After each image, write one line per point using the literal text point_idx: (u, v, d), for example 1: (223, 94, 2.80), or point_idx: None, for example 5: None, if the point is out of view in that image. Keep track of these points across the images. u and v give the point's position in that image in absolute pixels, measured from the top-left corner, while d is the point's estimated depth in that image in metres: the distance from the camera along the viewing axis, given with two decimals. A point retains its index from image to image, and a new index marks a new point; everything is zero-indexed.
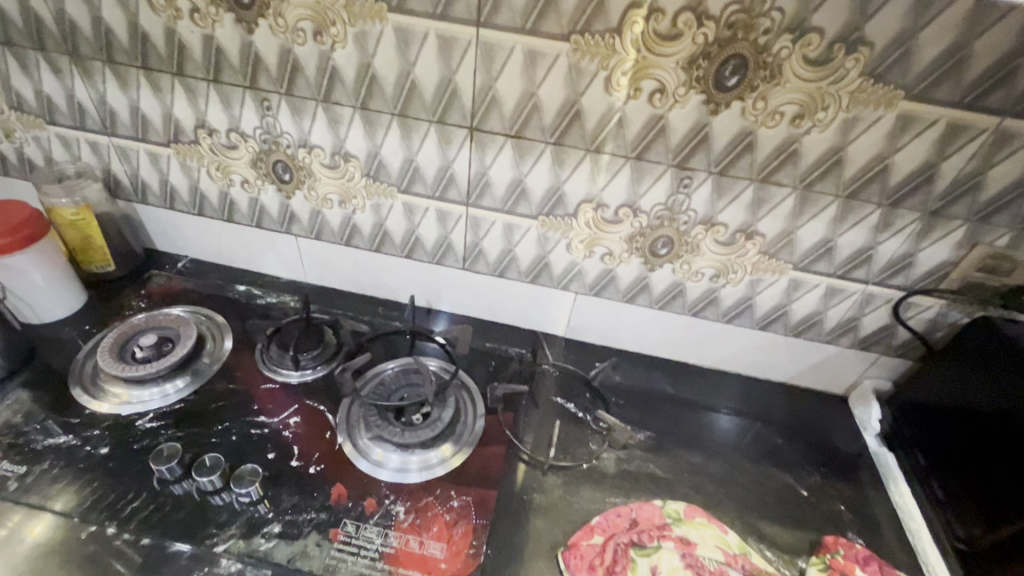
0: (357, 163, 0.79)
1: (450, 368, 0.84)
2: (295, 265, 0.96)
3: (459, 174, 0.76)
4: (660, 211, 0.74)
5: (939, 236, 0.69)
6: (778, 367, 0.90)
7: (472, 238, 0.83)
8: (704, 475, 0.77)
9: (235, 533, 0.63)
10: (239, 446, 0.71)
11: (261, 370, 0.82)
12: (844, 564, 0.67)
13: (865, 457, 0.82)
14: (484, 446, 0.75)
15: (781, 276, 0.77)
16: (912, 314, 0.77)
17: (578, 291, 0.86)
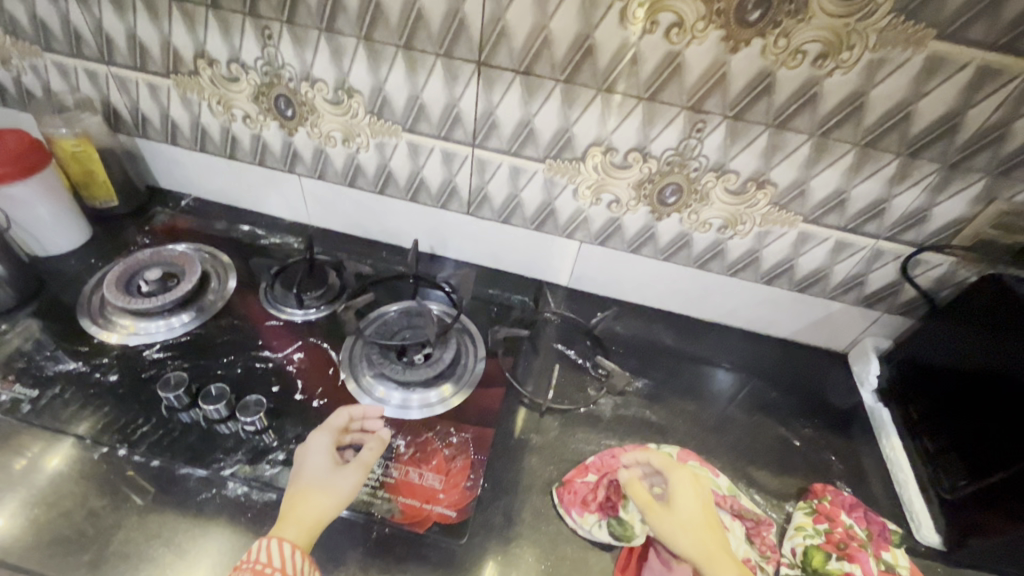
0: (361, 99, 0.77)
1: (452, 312, 0.84)
2: (298, 206, 0.96)
3: (466, 113, 0.74)
4: (671, 156, 0.72)
5: (956, 189, 0.67)
6: (781, 323, 0.90)
7: (478, 181, 0.82)
8: (699, 423, 0.78)
9: (241, 458, 0.65)
10: (244, 379, 0.73)
11: (266, 307, 0.82)
12: (829, 508, 0.67)
13: (859, 412, 0.83)
14: (485, 388, 0.76)
15: (790, 229, 0.76)
16: (920, 271, 0.76)
17: (583, 240, 0.86)
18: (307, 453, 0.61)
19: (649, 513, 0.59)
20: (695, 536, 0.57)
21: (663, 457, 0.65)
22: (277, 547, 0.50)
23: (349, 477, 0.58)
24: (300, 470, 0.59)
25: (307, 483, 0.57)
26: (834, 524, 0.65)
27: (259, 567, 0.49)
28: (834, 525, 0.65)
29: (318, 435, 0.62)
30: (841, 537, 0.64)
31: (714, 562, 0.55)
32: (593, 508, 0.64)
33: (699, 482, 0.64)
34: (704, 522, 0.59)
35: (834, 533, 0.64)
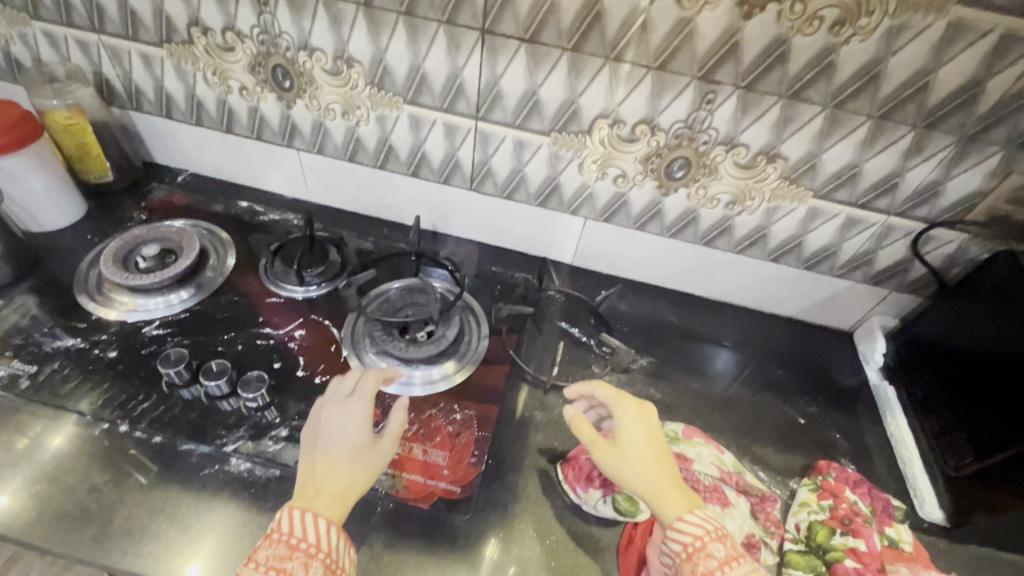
0: (361, 69, 0.75)
1: (455, 289, 0.83)
2: (297, 181, 0.94)
3: (469, 84, 0.72)
4: (680, 129, 0.70)
5: (971, 163, 0.65)
6: (787, 301, 0.89)
7: (481, 155, 0.80)
8: (704, 400, 0.78)
9: (244, 435, 0.64)
10: (245, 356, 0.72)
11: (265, 285, 0.81)
12: (834, 485, 0.67)
13: (864, 391, 0.83)
14: (489, 365, 0.75)
15: (800, 204, 0.74)
16: (931, 249, 0.75)
17: (588, 216, 0.84)
18: (339, 417, 0.57)
19: (594, 449, 0.57)
20: (640, 469, 0.55)
21: (609, 390, 0.62)
22: (312, 522, 0.49)
23: (385, 451, 0.56)
24: (332, 436, 0.56)
25: (343, 452, 0.54)
26: (839, 500, 0.65)
27: (295, 542, 0.48)
28: (838, 501, 0.65)
29: (351, 400, 0.59)
30: (846, 513, 0.64)
31: (661, 497, 0.53)
32: (597, 484, 0.63)
33: (648, 413, 0.60)
34: (651, 455, 0.56)
35: (838, 509, 0.64)
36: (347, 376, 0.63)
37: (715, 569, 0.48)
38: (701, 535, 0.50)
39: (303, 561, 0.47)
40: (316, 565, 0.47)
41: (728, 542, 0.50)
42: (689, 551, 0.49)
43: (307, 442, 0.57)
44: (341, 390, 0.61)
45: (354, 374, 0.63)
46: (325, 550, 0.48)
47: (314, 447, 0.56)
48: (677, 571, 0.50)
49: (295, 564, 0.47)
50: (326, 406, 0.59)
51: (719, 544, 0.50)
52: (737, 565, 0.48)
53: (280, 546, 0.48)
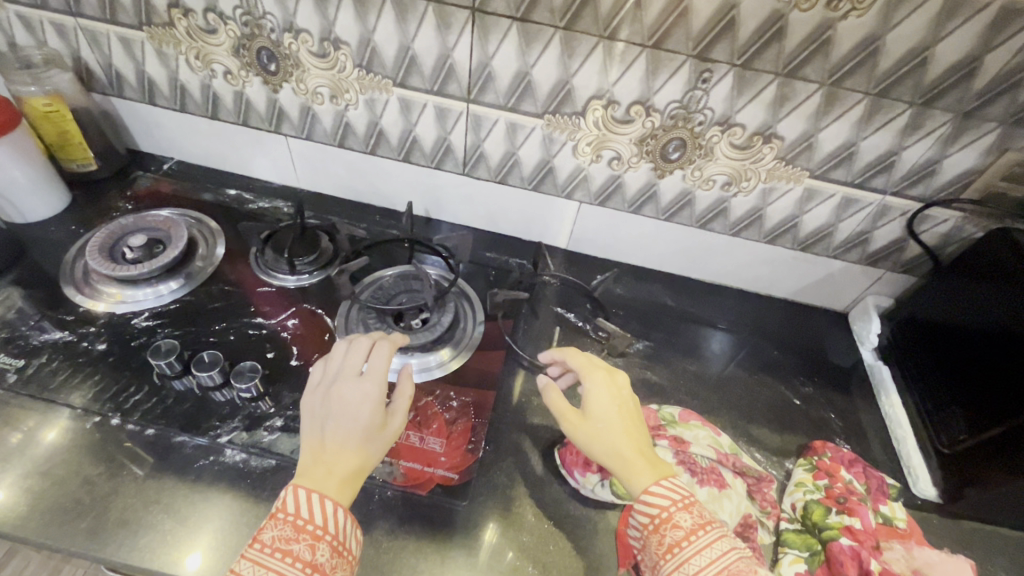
0: (348, 51, 0.73)
1: (449, 276, 0.82)
2: (286, 168, 0.92)
3: (460, 65, 0.70)
4: (675, 109, 0.69)
5: (968, 141, 0.65)
6: (782, 283, 0.89)
7: (473, 139, 0.79)
8: (700, 382, 0.78)
9: (238, 425, 0.64)
10: (237, 346, 0.71)
11: (256, 274, 0.80)
12: (829, 465, 0.68)
13: (859, 370, 0.83)
14: (485, 351, 0.75)
15: (796, 184, 0.74)
16: (925, 228, 0.75)
17: (583, 200, 0.83)
18: (352, 397, 0.54)
19: (562, 421, 0.55)
20: (607, 440, 0.53)
21: (580, 360, 0.60)
22: (319, 504, 0.48)
23: (395, 433, 0.55)
24: (343, 415, 0.54)
25: (355, 434, 0.53)
26: (834, 480, 0.66)
27: (302, 524, 0.47)
28: (834, 480, 0.66)
29: (363, 379, 0.56)
30: (841, 491, 0.65)
31: (629, 468, 0.51)
32: (595, 468, 0.63)
33: (618, 381, 0.58)
34: (621, 424, 0.54)
35: (833, 487, 0.65)
36: (356, 350, 0.59)
37: (681, 540, 0.46)
38: (668, 505, 0.48)
39: (310, 543, 0.46)
40: (323, 548, 0.46)
41: (696, 511, 0.48)
42: (656, 523, 0.48)
43: (314, 417, 0.54)
44: (352, 365, 0.58)
45: (364, 349, 0.59)
46: (332, 532, 0.47)
47: (322, 426, 0.53)
48: (645, 544, 0.49)
49: (301, 547, 0.46)
50: (336, 382, 0.56)
51: (686, 513, 0.47)
52: (703, 535, 0.46)
53: (286, 527, 0.46)
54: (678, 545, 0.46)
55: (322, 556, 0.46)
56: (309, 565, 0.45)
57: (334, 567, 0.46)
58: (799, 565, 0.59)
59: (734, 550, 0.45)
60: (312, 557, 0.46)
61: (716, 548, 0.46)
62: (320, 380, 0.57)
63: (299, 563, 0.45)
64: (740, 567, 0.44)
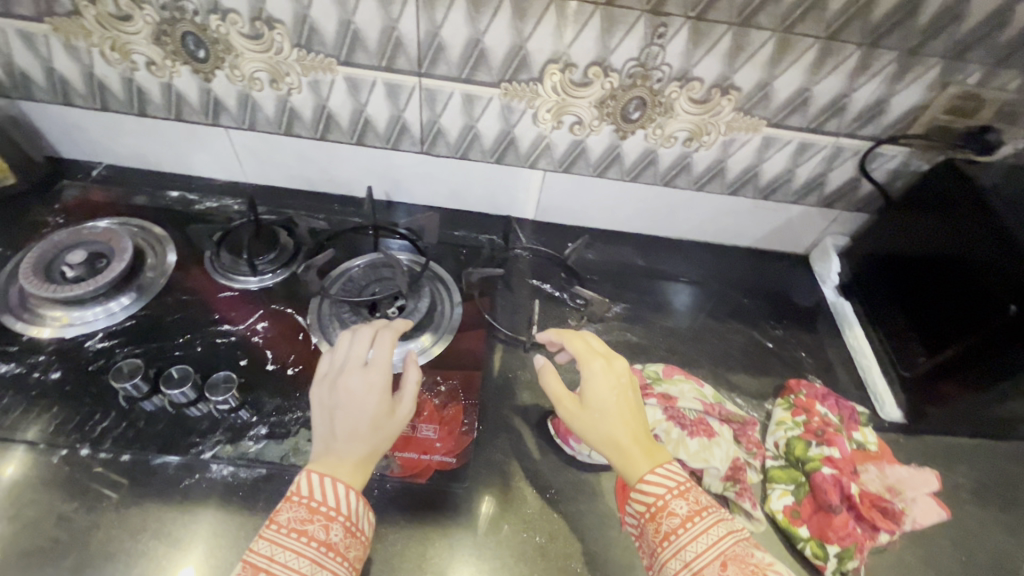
0: (284, 30, 0.68)
1: (420, 260, 0.79)
2: (231, 163, 0.86)
3: (408, 37, 0.67)
4: (633, 68, 0.68)
5: (913, 78, 0.67)
6: (746, 232, 0.91)
7: (429, 115, 0.76)
8: (677, 336, 0.80)
9: (221, 439, 0.61)
10: (206, 357, 0.67)
11: (215, 279, 0.75)
12: (806, 401, 0.71)
13: (823, 308, 0.87)
14: (466, 332, 0.74)
15: (755, 134, 0.75)
16: (877, 165, 0.78)
17: (547, 168, 0.82)
18: (358, 388, 0.53)
19: (558, 406, 0.56)
20: (603, 428, 0.53)
21: (579, 346, 0.59)
22: (331, 487, 0.47)
23: (404, 420, 0.53)
24: (349, 405, 0.52)
25: (362, 423, 0.51)
26: (811, 414, 0.69)
27: (316, 506, 0.46)
28: (811, 415, 0.69)
29: (369, 368, 0.54)
30: (818, 424, 0.68)
31: (624, 457, 0.51)
32: None
33: (618, 368, 0.57)
34: (619, 413, 0.53)
35: (811, 422, 0.68)
36: (360, 339, 0.57)
37: (677, 528, 0.46)
38: (663, 494, 0.48)
39: (324, 524, 0.46)
40: (337, 529, 0.46)
41: (692, 497, 0.48)
42: (652, 512, 0.48)
43: (322, 408, 0.53)
44: (357, 355, 0.56)
45: (368, 337, 0.57)
46: (345, 514, 0.47)
47: (330, 415, 0.52)
48: (642, 532, 0.49)
49: (315, 528, 0.46)
50: (341, 373, 0.54)
51: (682, 501, 0.48)
52: (699, 521, 0.47)
53: (301, 509, 0.46)
54: (675, 533, 0.46)
55: (335, 537, 0.46)
56: (325, 544, 0.45)
57: (349, 548, 0.46)
58: (787, 498, 0.63)
59: (731, 534, 0.46)
60: (327, 538, 0.46)
61: (713, 533, 0.46)
62: (326, 371, 0.56)
63: (314, 542, 0.45)
64: (736, 550, 0.45)
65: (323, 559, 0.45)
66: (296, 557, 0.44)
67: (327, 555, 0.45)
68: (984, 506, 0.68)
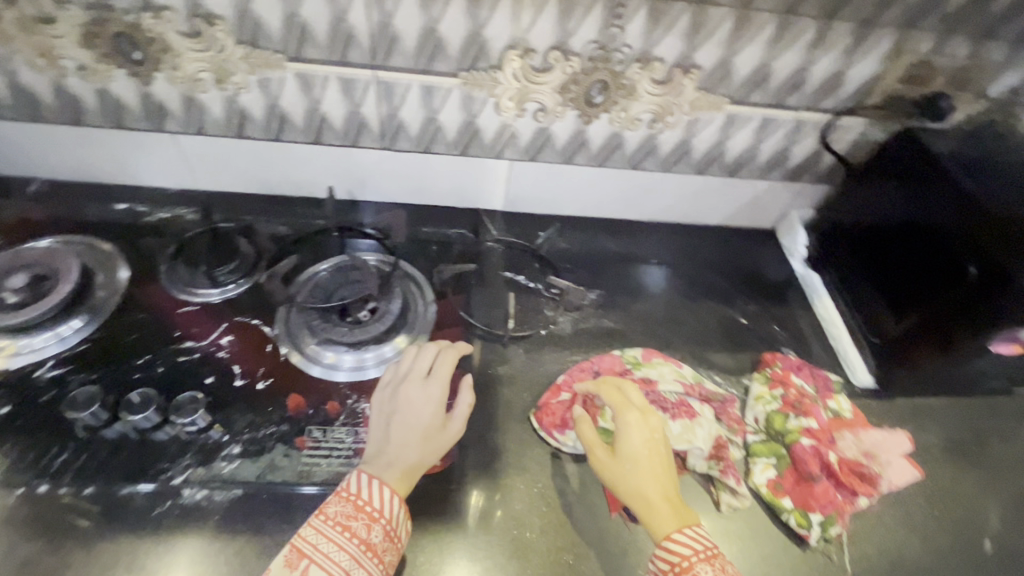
0: (225, 26, 0.64)
1: (389, 260, 0.77)
2: (180, 170, 0.81)
3: (358, 29, 0.64)
4: (594, 51, 0.67)
5: (868, 49, 0.67)
6: (715, 210, 0.91)
7: (387, 109, 0.73)
8: (655, 320, 0.80)
9: (191, 462, 0.58)
10: (169, 378, 0.64)
11: (172, 293, 0.71)
12: (781, 374, 0.72)
13: (793, 281, 0.88)
14: (442, 331, 0.72)
15: (718, 112, 0.74)
16: (838, 137, 0.78)
17: (513, 157, 0.80)
18: (417, 398, 0.58)
19: (590, 454, 0.57)
20: (636, 484, 0.55)
21: (615, 397, 0.61)
22: (377, 489, 0.51)
23: (454, 436, 0.57)
24: (407, 412, 0.57)
25: (415, 432, 0.56)
26: (787, 387, 0.70)
27: (362, 505, 0.51)
28: (787, 388, 0.70)
29: (430, 382, 0.59)
30: (795, 396, 0.69)
31: (653, 514, 0.53)
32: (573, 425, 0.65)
33: (653, 422, 0.59)
34: (651, 467, 0.56)
35: (788, 395, 0.69)
36: (425, 352, 0.62)
37: None
38: (689, 555, 0.50)
39: (366, 523, 0.50)
40: (377, 531, 0.50)
41: (717, 563, 0.50)
42: (676, 571, 0.50)
43: (382, 411, 0.58)
44: (420, 367, 0.61)
45: (432, 352, 0.62)
46: (387, 517, 0.50)
47: (388, 421, 0.57)
48: None
49: (358, 526, 0.49)
50: (402, 382, 0.60)
51: (708, 564, 0.50)
52: None
53: (348, 505, 0.51)
54: None
55: (375, 538, 0.49)
56: (364, 543, 0.49)
57: (385, 551, 0.49)
58: (770, 471, 0.63)
59: None
60: (367, 538, 0.49)
61: None
62: (390, 378, 0.61)
63: (355, 539, 0.49)
64: None
65: (361, 558, 0.48)
66: (338, 550, 0.48)
67: (366, 554, 0.48)
68: (955, 462, 0.71)
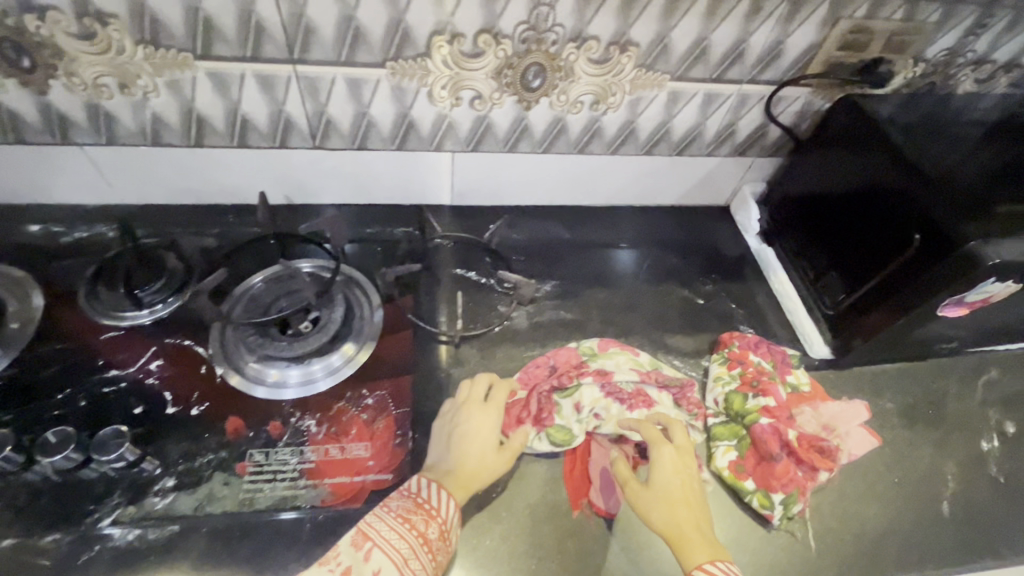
0: (120, 26, 0.58)
1: (329, 265, 0.72)
2: (98, 185, 0.74)
3: (269, 21, 0.59)
4: (525, 32, 0.63)
5: (805, 16, 0.66)
6: (667, 190, 0.89)
7: (314, 106, 0.68)
8: (611, 306, 0.78)
9: (121, 501, 0.54)
10: (94, 411, 0.59)
11: (97, 319, 0.66)
12: (739, 353, 0.71)
13: (748, 257, 0.87)
14: (391, 337, 0.69)
15: (660, 90, 0.72)
16: (782, 109, 0.78)
17: (454, 149, 0.77)
18: (477, 420, 0.59)
19: (624, 485, 0.57)
20: (667, 515, 0.54)
21: (646, 429, 0.59)
22: (437, 490, 0.53)
23: (509, 458, 0.58)
24: (467, 431, 0.58)
25: (473, 449, 0.57)
26: (745, 365, 0.69)
27: (422, 502, 0.52)
28: (745, 366, 0.69)
29: (489, 408, 0.60)
30: (753, 375, 0.68)
31: (683, 544, 0.53)
32: (530, 424, 0.62)
33: (685, 456, 0.58)
34: (682, 498, 0.55)
35: (746, 373, 0.68)
36: (479, 379, 0.63)
37: None
38: None
39: (425, 519, 0.50)
40: (434, 528, 0.50)
41: None
42: None
43: (441, 429, 0.59)
44: (477, 392, 0.62)
45: (487, 380, 0.63)
46: (443, 517, 0.51)
47: (449, 437, 0.58)
48: None
49: (418, 520, 0.50)
50: (460, 406, 0.61)
51: None
52: None
53: (408, 501, 0.52)
54: None
55: (432, 534, 0.50)
56: (421, 536, 0.49)
57: (438, 549, 0.50)
58: (731, 454, 0.63)
59: None
60: (425, 532, 0.50)
61: None
62: (448, 407, 0.62)
63: (414, 532, 0.49)
64: None
65: (418, 551, 0.48)
66: (398, 539, 0.48)
67: (423, 547, 0.49)
68: (911, 427, 0.71)
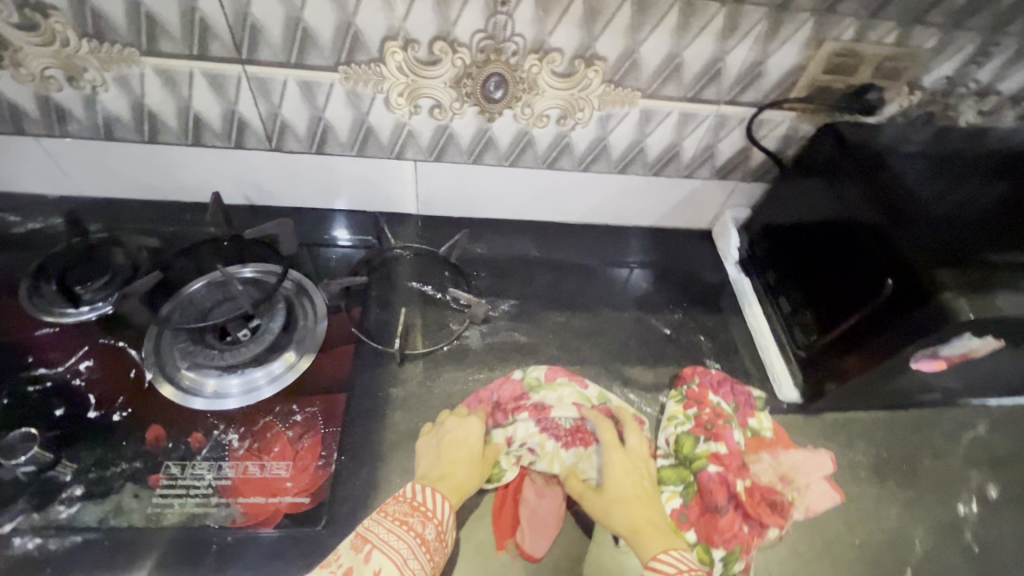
0: (62, 18, 0.57)
1: (274, 271, 0.70)
2: (54, 176, 0.73)
3: (214, 19, 0.57)
4: (482, 41, 0.60)
5: (787, 35, 0.61)
6: (645, 211, 0.84)
7: (267, 107, 0.66)
8: (570, 331, 0.74)
9: (26, 507, 0.53)
10: (14, 410, 0.58)
11: (35, 315, 0.65)
12: (698, 392, 0.66)
13: (726, 288, 0.82)
14: (331, 351, 0.66)
15: (631, 107, 0.68)
16: (765, 133, 0.73)
17: (417, 158, 0.74)
18: (462, 429, 0.59)
19: (581, 499, 0.56)
20: (620, 514, 0.54)
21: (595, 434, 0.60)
22: (432, 492, 0.52)
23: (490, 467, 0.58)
24: (456, 438, 0.58)
25: (463, 455, 0.57)
26: (702, 406, 0.65)
27: (417, 505, 0.51)
28: (702, 407, 0.65)
29: (471, 418, 0.60)
30: (709, 417, 0.64)
31: (639, 537, 0.53)
32: None
33: (634, 458, 0.59)
34: (634, 495, 0.56)
35: (702, 415, 0.64)
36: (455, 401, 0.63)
37: None
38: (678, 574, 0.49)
39: (422, 520, 0.50)
40: (431, 529, 0.50)
41: None
42: None
43: (426, 440, 0.59)
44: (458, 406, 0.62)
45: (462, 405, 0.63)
46: (439, 518, 0.50)
47: (438, 446, 0.58)
48: None
49: (414, 522, 0.49)
50: (443, 419, 0.61)
51: None
52: None
53: (404, 504, 0.51)
54: None
55: (429, 534, 0.49)
56: (420, 537, 0.49)
57: (436, 548, 0.49)
58: (675, 501, 0.59)
59: None
60: (422, 532, 0.49)
61: None
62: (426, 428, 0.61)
63: (413, 533, 0.49)
64: None
65: (417, 551, 0.48)
66: (397, 540, 0.48)
67: (421, 548, 0.48)
68: (880, 483, 0.66)
